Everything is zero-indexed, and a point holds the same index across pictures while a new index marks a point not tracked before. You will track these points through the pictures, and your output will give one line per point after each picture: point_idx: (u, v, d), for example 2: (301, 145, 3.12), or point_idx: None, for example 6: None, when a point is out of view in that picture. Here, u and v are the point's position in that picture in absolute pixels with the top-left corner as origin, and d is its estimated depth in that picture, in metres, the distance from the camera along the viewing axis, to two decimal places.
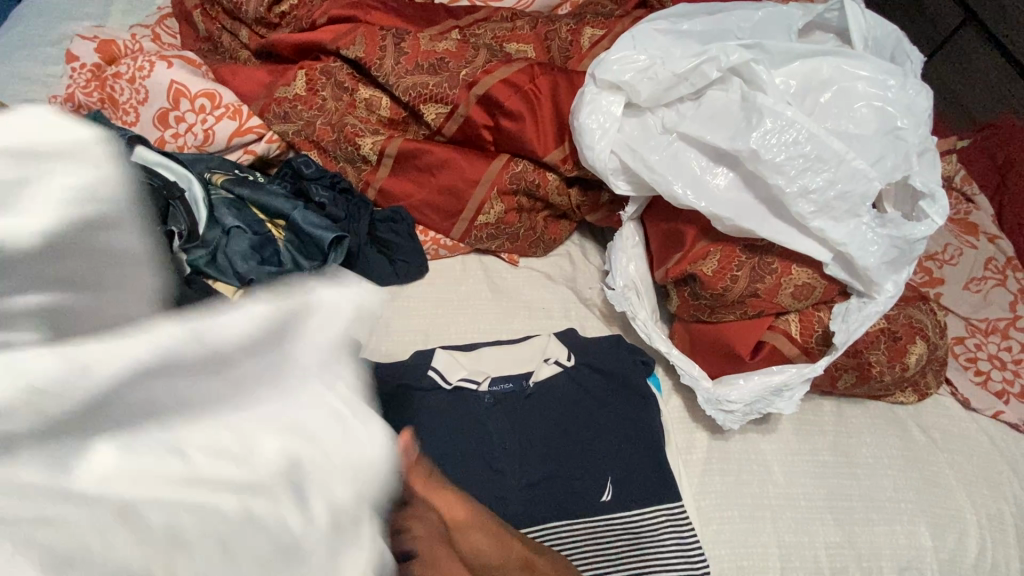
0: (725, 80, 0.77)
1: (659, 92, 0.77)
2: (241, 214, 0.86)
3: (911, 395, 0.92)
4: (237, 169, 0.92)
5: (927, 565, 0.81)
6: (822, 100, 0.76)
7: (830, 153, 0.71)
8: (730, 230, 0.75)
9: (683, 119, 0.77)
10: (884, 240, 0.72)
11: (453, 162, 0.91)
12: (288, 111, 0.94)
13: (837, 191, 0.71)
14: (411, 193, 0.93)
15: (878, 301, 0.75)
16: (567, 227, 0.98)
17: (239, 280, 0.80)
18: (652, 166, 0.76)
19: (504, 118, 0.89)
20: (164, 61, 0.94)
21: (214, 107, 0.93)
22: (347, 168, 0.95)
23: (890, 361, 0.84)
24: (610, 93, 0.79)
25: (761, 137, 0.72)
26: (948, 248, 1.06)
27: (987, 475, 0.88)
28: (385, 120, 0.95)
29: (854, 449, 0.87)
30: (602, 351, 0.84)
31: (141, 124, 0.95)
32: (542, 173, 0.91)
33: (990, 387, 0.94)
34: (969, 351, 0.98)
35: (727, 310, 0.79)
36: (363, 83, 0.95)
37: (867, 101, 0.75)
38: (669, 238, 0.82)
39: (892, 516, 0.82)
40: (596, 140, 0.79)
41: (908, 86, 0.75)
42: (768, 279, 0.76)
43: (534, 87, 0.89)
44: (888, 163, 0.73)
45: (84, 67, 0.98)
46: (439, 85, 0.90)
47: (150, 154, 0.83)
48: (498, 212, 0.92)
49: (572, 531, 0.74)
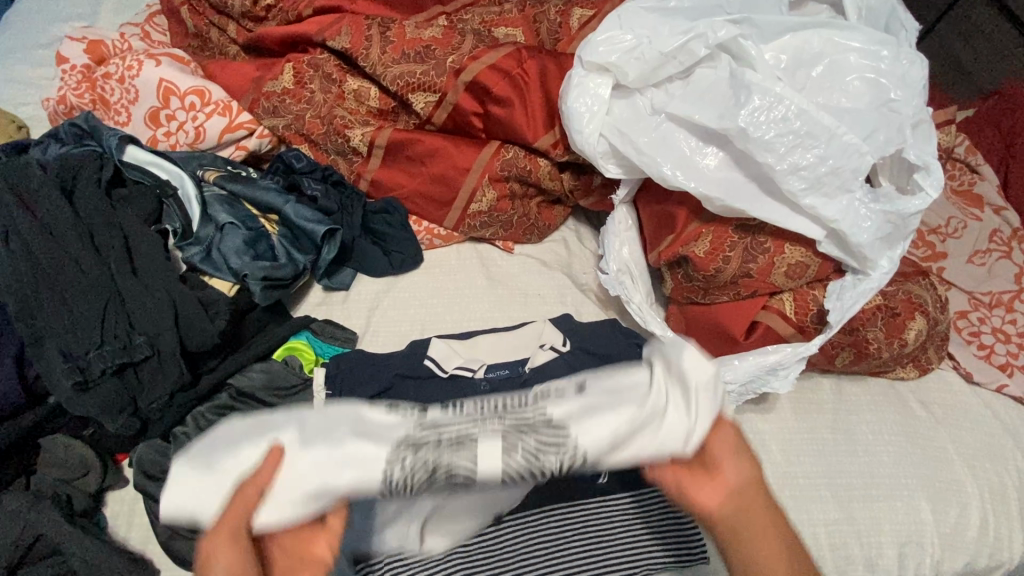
0: (713, 57, 0.76)
1: (647, 73, 0.76)
2: (234, 210, 0.86)
3: (912, 369, 0.91)
4: (229, 165, 0.92)
5: (927, 540, 0.81)
6: (814, 75, 0.75)
7: (820, 127, 0.70)
8: (720, 210, 0.75)
9: (672, 99, 0.76)
10: (877, 216, 0.71)
11: (443, 151, 0.91)
12: (277, 105, 0.94)
13: (828, 167, 0.70)
14: (403, 183, 0.93)
15: (872, 278, 0.74)
16: (561, 212, 0.98)
17: (234, 276, 0.81)
18: (641, 148, 0.76)
19: (492, 104, 0.88)
20: (153, 60, 0.95)
21: (203, 103, 0.93)
22: (339, 160, 0.95)
23: (888, 338, 0.83)
24: (597, 74, 0.78)
25: (749, 114, 0.70)
26: (951, 221, 1.04)
27: (989, 449, 0.87)
28: (374, 111, 0.95)
29: (853, 426, 0.87)
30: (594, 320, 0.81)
31: (133, 123, 0.95)
32: (533, 159, 0.90)
33: (994, 361, 0.93)
34: (972, 325, 0.96)
35: (721, 291, 0.79)
36: (351, 74, 0.95)
37: (860, 74, 0.74)
38: (662, 220, 0.81)
39: (892, 492, 0.82)
40: (584, 124, 0.77)
41: (901, 57, 0.73)
42: (761, 259, 0.75)
43: (522, 72, 0.88)
44: (881, 136, 0.71)
45: (74, 68, 0.98)
46: (425, 73, 0.89)
47: (141, 153, 0.85)
48: (490, 200, 0.92)
49: (572, 515, 0.73)
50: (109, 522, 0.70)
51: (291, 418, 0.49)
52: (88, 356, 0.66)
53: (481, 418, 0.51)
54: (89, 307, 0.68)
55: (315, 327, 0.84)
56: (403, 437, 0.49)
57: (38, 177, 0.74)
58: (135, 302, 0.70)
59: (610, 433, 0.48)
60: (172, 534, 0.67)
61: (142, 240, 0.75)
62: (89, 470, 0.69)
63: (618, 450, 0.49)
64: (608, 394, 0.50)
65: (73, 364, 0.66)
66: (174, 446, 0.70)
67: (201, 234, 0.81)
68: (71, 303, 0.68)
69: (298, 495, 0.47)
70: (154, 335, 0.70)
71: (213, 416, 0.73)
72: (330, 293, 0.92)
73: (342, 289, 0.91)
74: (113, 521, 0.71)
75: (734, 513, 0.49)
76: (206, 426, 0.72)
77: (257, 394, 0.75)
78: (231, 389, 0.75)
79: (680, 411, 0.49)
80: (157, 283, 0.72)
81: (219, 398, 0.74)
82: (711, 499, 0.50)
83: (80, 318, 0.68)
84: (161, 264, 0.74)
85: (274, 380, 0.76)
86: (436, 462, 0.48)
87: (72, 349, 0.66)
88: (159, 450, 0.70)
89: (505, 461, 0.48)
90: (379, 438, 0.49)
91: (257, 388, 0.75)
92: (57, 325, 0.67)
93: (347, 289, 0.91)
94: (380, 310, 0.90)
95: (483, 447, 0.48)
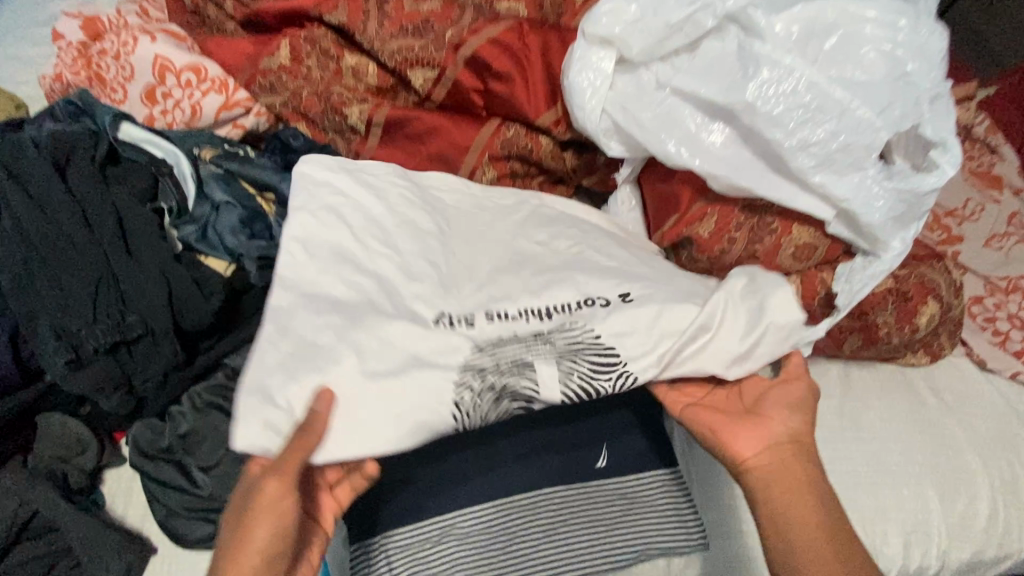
0: (721, 29, 0.72)
1: (652, 45, 0.73)
2: (231, 187, 0.84)
3: (923, 356, 0.89)
4: (225, 143, 0.90)
5: (934, 529, 0.80)
6: (826, 47, 0.71)
7: (830, 102, 0.67)
8: (725, 188, 0.72)
9: (677, 73, 0.73)
10: (890, 195, 0.69)
11: (442, 129, 0.89)
12: (274, 82, 0.92)
13: (838, 143, 0.67)
14: (402, 162, 0.91)
15: (884, 259, 0.72)
16: (563, 193, 0.96)
17: (230, 254, 0.79)
18: (644, 124, 0.73)
19: (493, 80, 0.86)
20: (148, 36, 0.93)
21: (199, 80, 0.92)
22: (337, 139, 0.93)
23: (899, 322, 0.81)
24: (600, 47, 0.75)
25: (757, 88, 0.68)
26: (968, 204, 1.01)
27: (1002, 438, 0.85)
28: (373, 88, 0.92)
29: (860, 413, 0.84)
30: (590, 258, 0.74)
31: (129, 101, 0.94)
32: (534, 137, 0.88)
33: (1009, 347, 0.90)
34: (987, 311, 0.93)
35: (725, 273, 0.76)
36: (349, 50, 0.93)
37: (875, 45, 0.70)
38: (666, 200, 0.79)
39: (899, 480, 0.81)
40: (586, 99, 0.75)
41: (919, 28, 0.70)
42: (767, 240, 0.73)
43: (524, 46, 0.85)
44: (895, 112, 0.68)
45: (70, 45, 0.97)
46: (424, 48, 0.87)
47: (136, 130, 0.83)
48: (491, 179, 0.90)
49: (569, 496, 0.73)
50: (107, 499, 0.71)
51: (346, 348, 0.59)
52: (80, 333, 0.66)
53: (528, 341, 0.63)
54: (81, 285, 0.68)
55: None
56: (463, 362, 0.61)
57: (31, 154, 0.74)
58: (128, 280, 0.70)
59: (650, 352, 0.63)
60: (169, 512, 0.68)
61: (136, 217, 0.74)
62: (86, 448, 0.69)
63: (659, 347, 0.63)
64: (646, 319, 0.63)
65: (65, 341, 0.66)
66: (170, 425, 0.70)
67: (197, 213, 0.80)
68: (63, 280, 0.68)
69: (389, 416, 0.57)
70: (146, 313, 0.69)
71: (209, 396, 0.72)
72: None
73: None
74: (111, 499, 0.71)
75: (769, 463, 0.64)
76: (202, 406, 0.72)
77: None
78: (227, 369, 0.75)
79: (726, 327, 0.64)
80: (151, 261, 0.72)
81: (215, 377, 0.74)
82: (751, 451, 0.64)
83: (72, 295, 0.67)
84: (154, 242, 0.73)
85: None
86: (500, 361, 0.62)
87: (64, 326, 0.66)
88: (155, 428, 0.70)
89: (558, 364, 0.61)
90: (441, 365, 0.60)
91: None
92: (49, 303, 0.66)
93: None
94: None
95: (540, 356, 0.62)
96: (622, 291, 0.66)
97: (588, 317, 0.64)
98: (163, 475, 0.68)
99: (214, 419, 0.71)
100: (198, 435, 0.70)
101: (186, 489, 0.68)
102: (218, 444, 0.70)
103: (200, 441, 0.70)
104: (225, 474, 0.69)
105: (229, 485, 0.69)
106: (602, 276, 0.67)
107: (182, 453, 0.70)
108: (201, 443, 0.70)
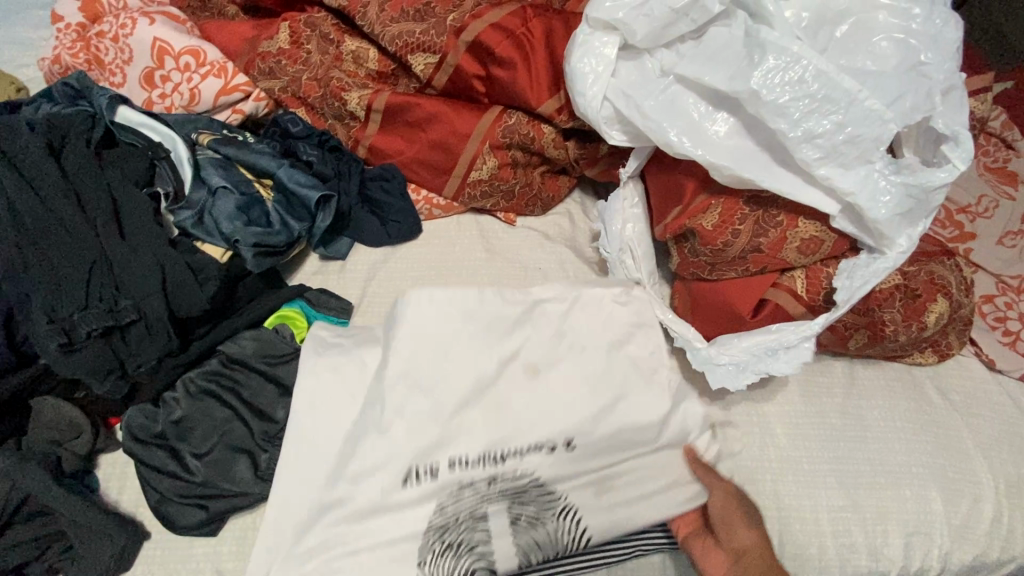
0: (728, 15, 0.70)
1: (657, 30, 0.71)
2: (228, 173, 0.84)
3: (930, 355, 0.87)
4: (225, 129, 0.89)
5: (936, 531, 0.78)
6: (837, 35, 0.69)
7: (839, 91, 0.65)
8: (729, 180, 0.70)
9: (681, 60, 0.71)
10: (898, 189, 0.66)
11: (442, 116, 0.87)
12: (273, 66, 0.91)
13: (846, 134, 0.65)
14: (401, 149, 0.90)
15: (888, 257, 0.69)
16: (565, 183, 0.94)
17: (226, 241, 0.79)
18: (646, 112, 0.71)
19: (494, 66, 0.84)
20: (147, 18, 0.92)
21: (198, 64, 0.91)
22: (336, 125, 0.92)
23: (906, 320, 0.79)
24: (603, 33, 0.73)
25: (762, 76, 0.65)
26: (982, 200, 0.98)
27: (1009, 440, 0.83)
28: (374, 74, 0.91)
29: (863, 411, 0.83)
30: (553, 324, 0.76)
31: (129, 85, 0.93)
32: (536, 126, 0.86)
33: (1019, 348, 0.88)
34: (997, 310, 0.91)
35: (728, 267, 0.74)
36: (349, 35, 0.92)
37: (888, 34, 0.68)
38: (669, 191, 0.77)
39: (901, 481, 0.79)
40: (588, 86, 0.73)
41: (934, 16, 0.67)
42: (772, 233, 0.71)
43: (527, 32, 0.83)
44: (908, 102, 0.66)
45: (69, 27, 0.96)
46: (425, 32, 0.85)
47: (132, 113, 0.82)
48: (491, 168, 0.88)
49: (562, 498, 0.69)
50: (101, 484, 0.71)
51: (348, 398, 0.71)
52: (73, 318, 0.66)
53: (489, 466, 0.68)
54: (74, 269, 0.67)
55: (309, 295, 0.82)
56: (441, 497, 0.67)
57: (25, 136, 0.73)
58: (122, 265, 0.69)
59: (588, 508, 0.69)
60: (162, 497, 0.68)
61: (130, 201, 0.73)
62: (79, 433, 0.69)
63: (591, 462, 0.70)
64: (585, 462, 0.70)
65: (57, 325, 0.65)
66: (164, 411, 0.70)
67: (193, 198, 0.79)
68: (56, 264, 0.67)
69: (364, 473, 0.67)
70: (140, 299, 0.69)
71: (203, 382, 0.72)
72: (326, 262, 0.90)
73: (339, 258, 0.89)
74: (105, 484, 0.71)
75: None
76: (196, 392, 0.72)
77: (248, 361, 0.74)
78: (222, 355, 0.74)
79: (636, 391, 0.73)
80: (145, 246, 0.71)
81: (210, 363, 0.73)
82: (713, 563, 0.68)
83: (65, 279, 0.67)
84: (149, 227, 0.72)
85: (264, 347, 0.75)
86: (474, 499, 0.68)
87: (56, 310, 0.66)
88: (149, 414, 0.70)
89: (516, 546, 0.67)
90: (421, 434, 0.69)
91: (248, 355, 0.74)
92: (41, 286, 0.66)
93: (344, 258, 0.89)
94: (376, 281, 0.87)
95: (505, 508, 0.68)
96: (567, 435, 0.70)
97: (534, 463, 0.69)
98: (156, 461, 0.68)
99: (209, 405, 0.71)
100: (192, 421, 0.70)
101: (179, 474, 0.68)
102: (212, 430, 0.70)
103: (194, 428, 0.70)
104: (218, 461, 0.69)
105: (222, 472, 0.69)
106: (553, 417, 0.70)
107: (175, 439, 0.69)
108: (195, 429, 0.70)
